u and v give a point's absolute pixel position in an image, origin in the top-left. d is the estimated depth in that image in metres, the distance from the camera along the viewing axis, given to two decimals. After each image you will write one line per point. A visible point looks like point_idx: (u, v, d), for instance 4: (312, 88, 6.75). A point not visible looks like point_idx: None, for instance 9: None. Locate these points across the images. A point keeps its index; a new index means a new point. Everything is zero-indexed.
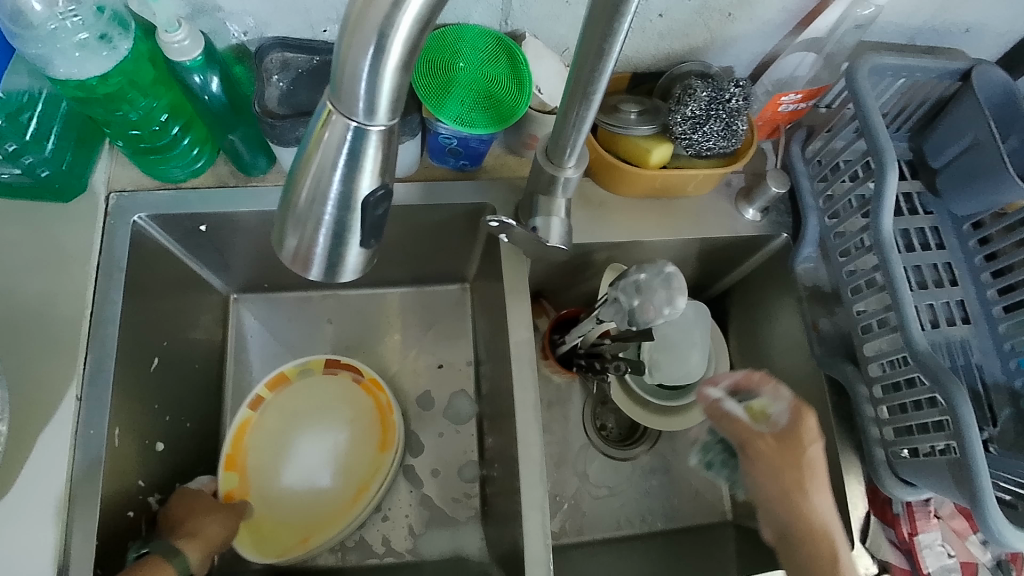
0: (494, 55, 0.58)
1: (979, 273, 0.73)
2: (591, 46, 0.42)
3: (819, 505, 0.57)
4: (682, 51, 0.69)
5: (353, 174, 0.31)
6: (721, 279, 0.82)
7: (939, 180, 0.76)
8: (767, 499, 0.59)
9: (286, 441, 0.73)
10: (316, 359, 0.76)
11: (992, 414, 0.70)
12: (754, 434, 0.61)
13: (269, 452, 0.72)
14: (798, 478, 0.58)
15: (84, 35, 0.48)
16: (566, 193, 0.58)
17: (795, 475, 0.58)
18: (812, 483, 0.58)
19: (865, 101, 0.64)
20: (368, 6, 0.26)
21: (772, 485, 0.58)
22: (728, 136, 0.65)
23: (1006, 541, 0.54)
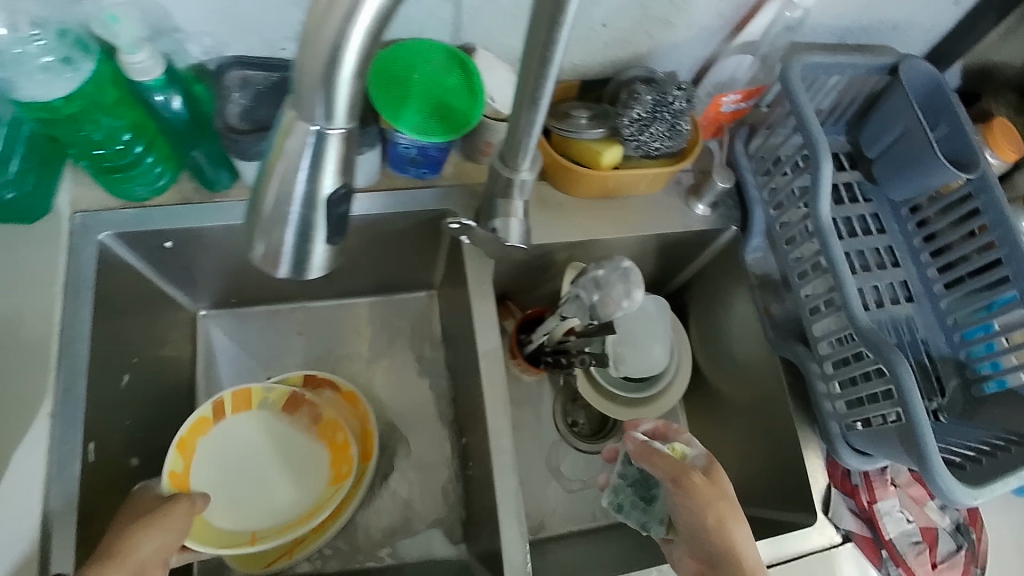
0: (447, 66, 0.61)
1: (919, 253, 0.78)
2: (534, 54, 0.46)
3: (739, 538, 0.57)
4: (627, 57, 0.73)
5: (315, 175, 0.33)
6: (679, 274, 0.86)
7: (877, 169, 0.80)
8: (696, 533, 0.58)
9: (248, 447, 0.73)
10: (293, 375, 0.76)
11: (940, 385, 0.74)
12: (686, 467, 0.59)
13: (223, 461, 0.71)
14: (723, 512, 0.58)
15: (48, 58, 0.50)
16: (523, 195, 0.61)
17: (720, 510, 0.58)
18: (733, 518, 0.58)
19: (798, 98, 0.68)
20: (322, 23, 0.28)
21: (702, 519, 0.57)
22: (674, 137, 0.69)
23: (953, 496, 0.58)
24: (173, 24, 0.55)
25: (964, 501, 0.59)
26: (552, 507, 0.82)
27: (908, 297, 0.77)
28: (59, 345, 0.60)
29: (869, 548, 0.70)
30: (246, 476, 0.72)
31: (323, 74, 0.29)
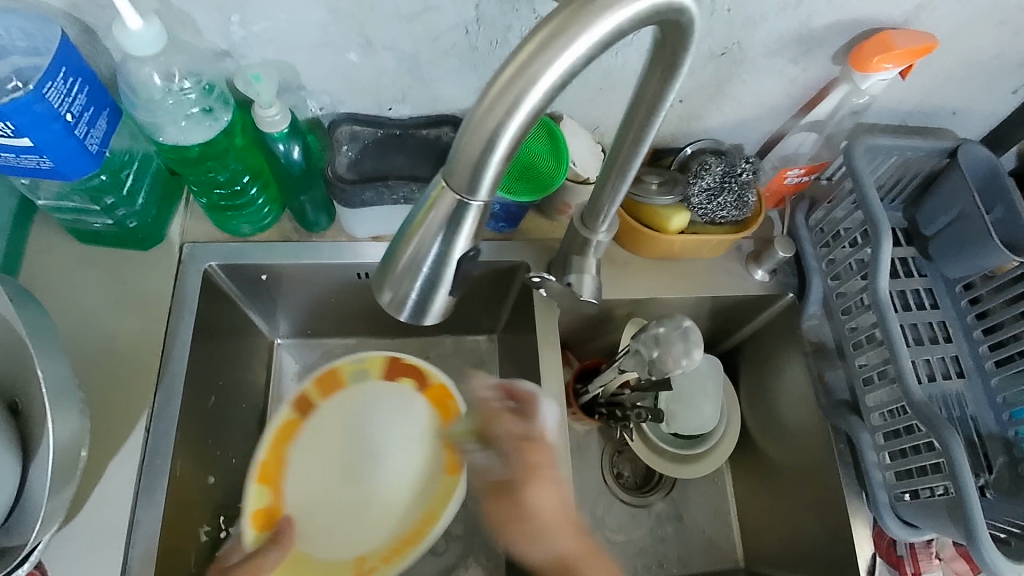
0: (536, 134, 0.67)
1: (971, 330, 0.80)
2: (631, 133, 0.50)
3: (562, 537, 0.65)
4: (698, 129, 0.77)
5: (451, 238, 0.38)
6: (732, 334, 0.88)
7: (931, 246, 0.83)
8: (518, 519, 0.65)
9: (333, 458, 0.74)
10: (375, 361, 0.77)
11: (988, 462, 0.75)
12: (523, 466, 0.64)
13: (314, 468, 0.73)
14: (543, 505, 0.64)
15: (194, 108, 0.57)
16: (598, 254, 0.65)
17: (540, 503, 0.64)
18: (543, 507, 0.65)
19: (863, 178, 0.72)
20: (486, 114, 0.33)
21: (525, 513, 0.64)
22: (740, 207, 0.73)
23: (999, 572, 0.60)
24: (301, 82, 0.62)
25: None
26: None
27: (959, 372, 0.79)
28: (161, 364, 0.65)
29: None
30: (347, 485, 0.73)
31: (479, 154, 0.34)
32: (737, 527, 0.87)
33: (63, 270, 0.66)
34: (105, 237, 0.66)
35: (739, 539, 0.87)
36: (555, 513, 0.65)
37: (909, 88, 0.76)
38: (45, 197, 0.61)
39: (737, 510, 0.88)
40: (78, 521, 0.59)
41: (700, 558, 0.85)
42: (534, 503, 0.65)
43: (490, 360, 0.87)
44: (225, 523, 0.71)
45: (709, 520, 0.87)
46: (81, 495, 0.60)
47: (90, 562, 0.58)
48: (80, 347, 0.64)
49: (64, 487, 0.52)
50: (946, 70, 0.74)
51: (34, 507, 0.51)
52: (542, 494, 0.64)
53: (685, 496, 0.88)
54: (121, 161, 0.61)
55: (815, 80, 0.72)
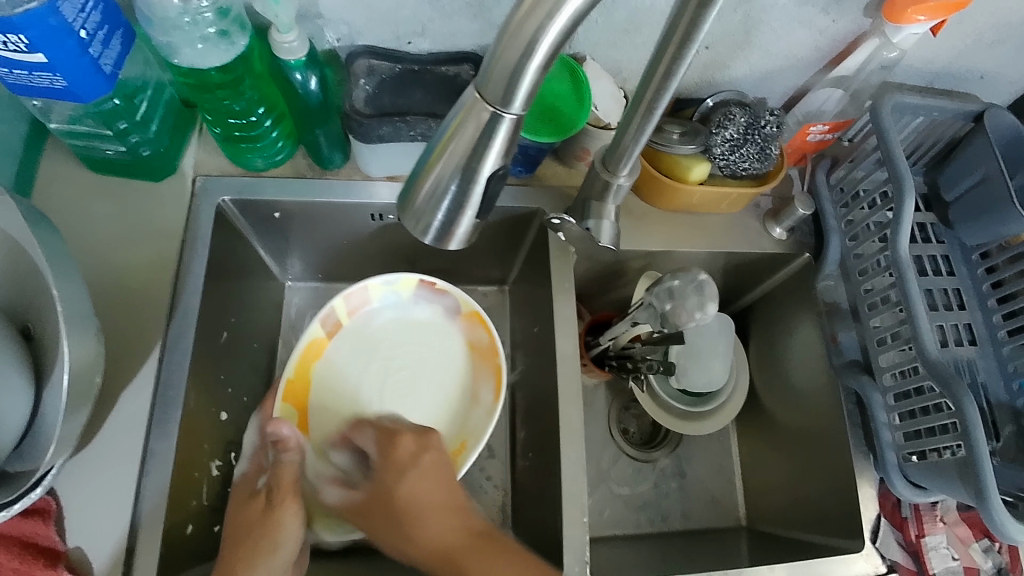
0: (558, 74, 0.65)
1: (986, 299, 0.79)
2: (661, 68, 0.49)
3: (429, 535, 0.59)
4: (723, 81, 0.76)
5: (481, 155, 0.37)
6: (746, 294, 0.88)
7: (951, 212, 0.82)
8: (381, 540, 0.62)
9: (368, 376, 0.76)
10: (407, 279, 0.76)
11: (996, 430, 0.75)
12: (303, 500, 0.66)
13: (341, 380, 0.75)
14: (376, 525, 0.62)
15: (210, 30, 0.55)
16: (617, 199, 0.64)
17: (378, 519, 0.62)
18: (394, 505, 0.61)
19: (889, 135, 0.70)
20: (525, 20, 0.32)
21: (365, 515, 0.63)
22: (762, 159, 0.72)
23: (1007, 531, 0.60)
24: (319, 10, 0.60)
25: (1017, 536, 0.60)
26: (598, 509, 0.82)
27: (972, 340, 0.78)
28: (174, 295, 0.64)
29: None
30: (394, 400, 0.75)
31: (516, 64, 0.33)
32: (740, 485, 0.87)
33: (76, 199, 0.65)
34: (118, 165, 0.65)
35: (742, 498, 0.87)
36: (439, 511, 0.61)
37: (940, 46, 0.74)
38: (58, 120, 0.59)
39: (741, 468, 0.88)
40: (90, 447, 0.59)
41: (704, 515, 0.85)
42: (413, 513, 0.60)
43: (501, 310, 0.86)
44: (236, 459, 0.71)
45: (713, 478, 0.87)
46: (93, 422, 0.60)
47: (104, 487, 0.58)
48: (95, 275, 0.63)
49: (77, 410, 0.52)
50: (978, 29, 0.72)
51: (46, 429, 0.51)
52: (416, 485, 0.62)
53: (691, 453, 0.88)
54: (134, 86, 0.59)
55: (845, 32, 0.69)
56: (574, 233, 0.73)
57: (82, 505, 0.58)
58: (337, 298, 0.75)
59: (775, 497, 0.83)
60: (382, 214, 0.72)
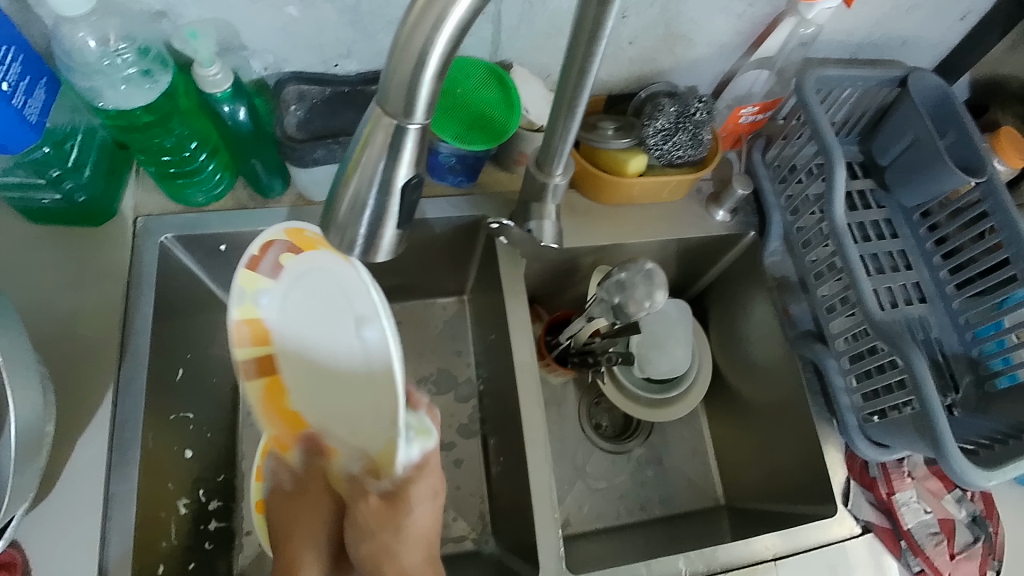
0: (486, 82, 0.66)
1: (931, 256, 0.81)
2: (576, 66, 0.50)
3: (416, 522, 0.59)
4: (651, 74, 0.77)
5: (393, 164, 0.38)
6: (701, 278, 0.90)
7: (888, 176, 0.83)
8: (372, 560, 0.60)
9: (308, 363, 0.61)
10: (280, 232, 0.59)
11: (954, 381, 0.76)
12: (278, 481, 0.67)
13: (301, 373, 0.61)
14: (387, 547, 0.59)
15: (131, 70, 0.56)
16: (555, 199, 0.66)
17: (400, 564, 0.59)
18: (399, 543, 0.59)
19: (813, 109, 0.72)
20: (413, 32, 0.33)
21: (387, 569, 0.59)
22: (695, 146, 0.74)
23: (968, 478, 0.61)
24: (241, 41, 0.61)
25: (978, 483, 0.61)
26: (577, 505, 0.83)
27: (922, 298, 0.80)
28: (123, 338, 0.64)
29: (889, 537, 0.73)
30: (320, 405, 0.61)
31: (411, 74, 0.34)
32: (715, 466, 0.89)
33: (12, 252, 0.65)
34: (54, 214, 0.65)
35: (718, 478, 0.88)
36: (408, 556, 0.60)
37: (857, 18, 0.76)
38: None
39: (715, 449, 0.89)
40: (50, 500, 0.59)
41: (682, 499, 0.86)
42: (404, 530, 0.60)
43: (459, 321, 0.90)
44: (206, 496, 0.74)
45: (688, 462, 0.88)
46: (51, 472, 0.60)
47: (65, 539, 0.58)
48: (37, 326, 0.63)
49: (28, 462, 0.52)
50: None
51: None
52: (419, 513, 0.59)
53: (663, 441, 0.89)
54: (63, 132, 0.60)
55: (761, 14, 0.71)
56: (517, 236, 0.75)
57: (47, 558, 0.57)
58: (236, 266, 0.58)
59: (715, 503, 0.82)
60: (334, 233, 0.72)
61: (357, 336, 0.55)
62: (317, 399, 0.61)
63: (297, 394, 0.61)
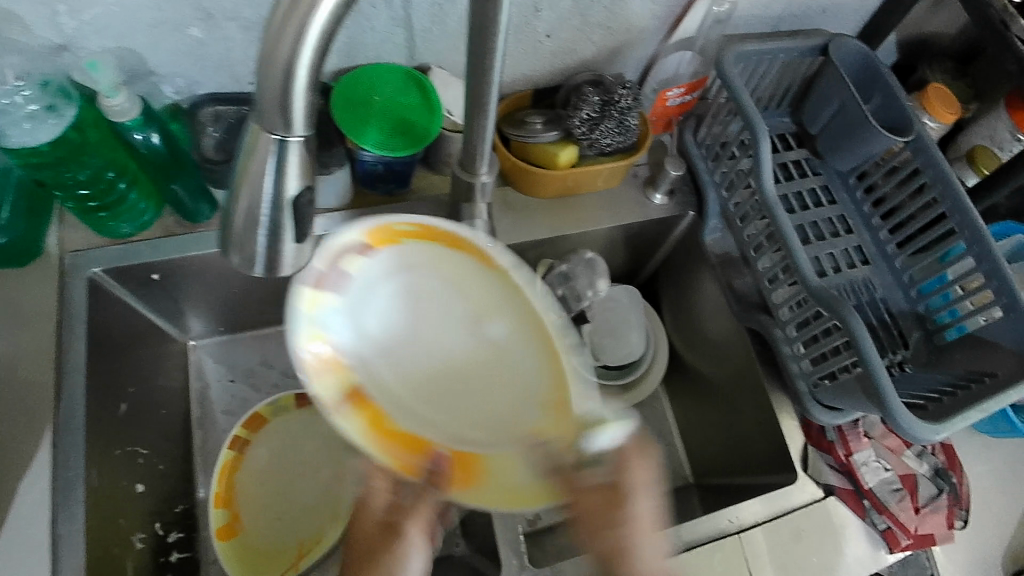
0: (404, 87, 0.65)
1: (871, 218, 0.82)
2: (478, 63, 0.50)
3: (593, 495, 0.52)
4: (575, 64, 0.77)
5: (280, 178, 0.37)
6: (648, 263, 0.90)
7: (820, 143, 0.84)
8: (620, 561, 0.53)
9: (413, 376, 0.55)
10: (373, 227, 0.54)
11: (903, 338, 0.77)
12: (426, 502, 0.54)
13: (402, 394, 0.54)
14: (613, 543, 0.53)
15: (33, 107, 0.54)
16: (485, 197, 0.66)
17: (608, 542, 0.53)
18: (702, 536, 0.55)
19: (734, 84, 0.72)
20: (276, 44, 0.33)
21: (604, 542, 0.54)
22: (623, 132, 0.74)
23: (918, 434, 0.61)
24: (148, 67, 0.61)
25: (927, 437, 0.62)
26: None
27: (865, 260, 0.80)
28: (57, 378, 0.63)
29: (852, 498, 0.73)
30: (455, 410, 0.54)
31: (281, 86, 0.34)
32: (681, 446, 0.89)
33: None
34: None
35: (685, 458, 0.89)
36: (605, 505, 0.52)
37: None
38: None
39: (679, 429, 0.90)
40: None
41: None
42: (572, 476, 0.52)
43: None
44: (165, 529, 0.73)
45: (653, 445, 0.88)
46: None
47: None
48: None
49: None
50: None
51: None
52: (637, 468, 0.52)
53: None
54: None
55: None
56: None
57: None
58: (353, 233, 0.53)
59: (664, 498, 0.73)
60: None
61: (473, 326, 0.56)
62: (433, 396, 0.55)
63: (398, 410, 0.53)
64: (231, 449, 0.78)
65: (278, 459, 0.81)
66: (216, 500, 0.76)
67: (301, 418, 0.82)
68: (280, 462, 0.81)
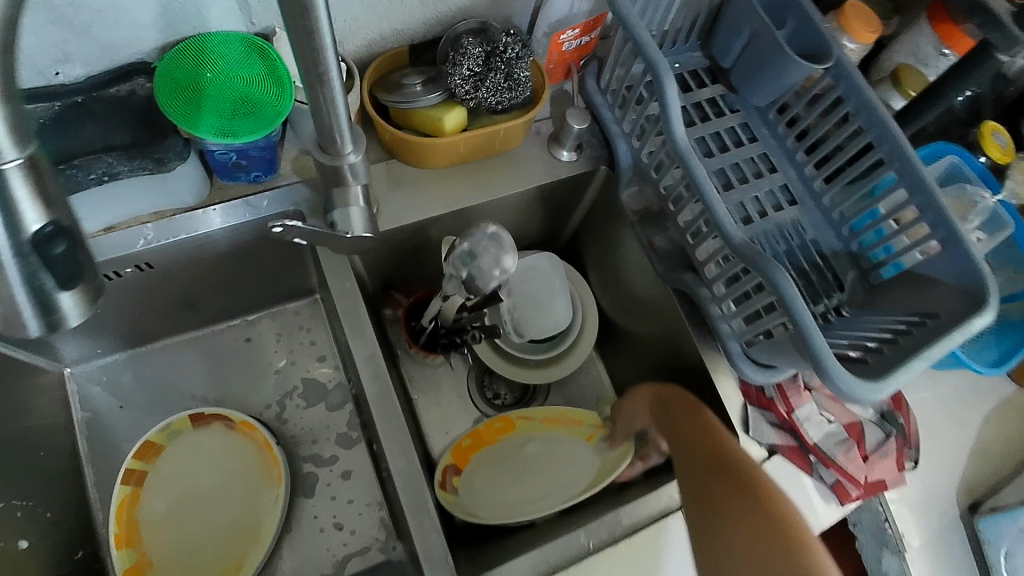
0: (245, 59, 0.56)
1: (794, 154, 0.75)
2: (299, 28, 0.41)
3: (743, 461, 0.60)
4: (452, 13, 0.68)
5: None
6: (569, 221, 0.83)
7: (734, 78, 0.77)
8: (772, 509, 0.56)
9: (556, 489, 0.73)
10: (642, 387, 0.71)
11: (839, 280, 0.71)
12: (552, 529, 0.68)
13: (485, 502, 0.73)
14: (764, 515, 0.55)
15: None
16: (359, 180, 0.57)
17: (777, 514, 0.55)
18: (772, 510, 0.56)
19: (631, 21, 0.64)
20: None
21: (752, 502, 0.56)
22: (513, 87, 0.66)
23: (858, 394, 0.56)
24: None
25: (867, 397, 0.56)
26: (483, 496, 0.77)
27: (791, 200, 0.74)
28: None
29: (795, 455, 0.69)
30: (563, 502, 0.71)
31: None
32: None
33: None
34: None
35: None
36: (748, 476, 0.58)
37: None
38: None
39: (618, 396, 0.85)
40: None
41: None
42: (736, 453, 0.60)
43: (317, 323, 0.83)
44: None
45: None
46: None
47: None
48: None
49: None
50: None
51: None
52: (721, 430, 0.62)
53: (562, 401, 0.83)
54: None
55: None
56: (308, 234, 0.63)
57: None
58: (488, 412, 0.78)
59: (542, 488, 0.74)
60: (143, 264, 0.64)
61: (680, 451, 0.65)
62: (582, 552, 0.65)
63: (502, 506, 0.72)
64: (125, 485, 0.71)
65: (184, 485, 0.73)
66: (117, 542, 0.69)
67: (199, 438, 0.75)
68: (187, 488, 0.73)
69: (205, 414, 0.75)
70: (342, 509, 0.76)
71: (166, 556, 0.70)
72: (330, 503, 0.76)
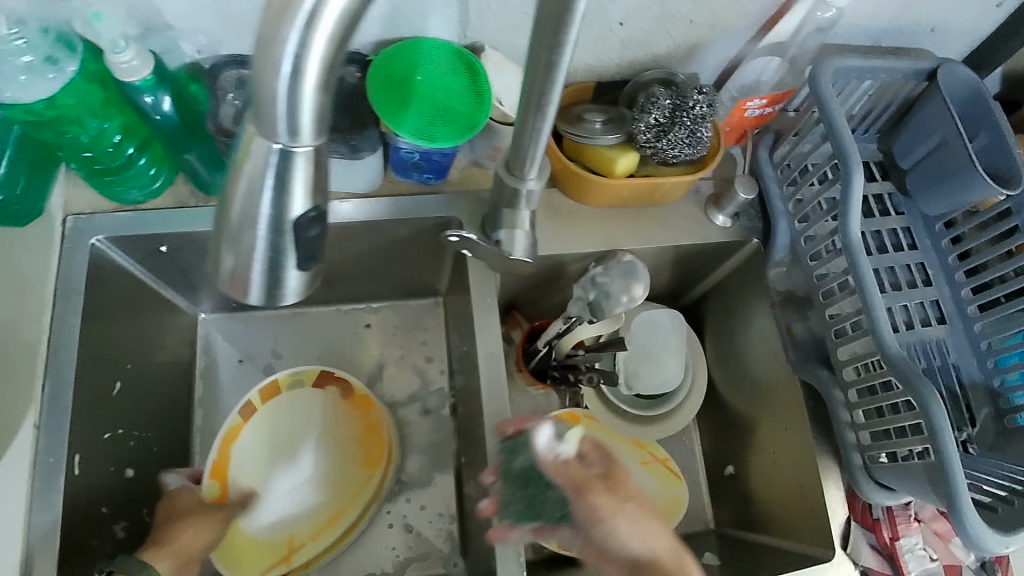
0: (452, 67, 0.57)
1: (952, 272, 0.72)
2: (539, 58, 0.42)
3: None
4: (645, 60, 0.68)
5: (283, 197, 0.32)
6: (697, 285, 0.82)
7: (909, 180, 0.74)
8: None
9: None
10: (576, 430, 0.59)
11: (970, 415, 0.68)
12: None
13: None
14: None
15: (28, 58, 0.48)
16: (530, 206, 0.58)
17: None
18: None
19: (829, 105, 0.63)
20: (283, 30, 0.27)
21: None
22: (694, 144, 0.65)
23: (985, 546, 0.53)
24: (166, 21, 0.54)
25: (997, 549, 0.53)
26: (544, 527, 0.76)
27: (940, 318, 0.71)
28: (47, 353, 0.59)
29: None
30: None
31: (289, 82, 0.28)
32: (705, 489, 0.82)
33: None
34: None
35: (708, 499, 0.81)
36: None
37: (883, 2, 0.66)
38: None
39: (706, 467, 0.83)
40: None
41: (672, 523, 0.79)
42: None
43: (435, 324, 0.83)
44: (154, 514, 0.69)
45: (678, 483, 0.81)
46: None
47: None
48: None
49: None
50: None
51: None
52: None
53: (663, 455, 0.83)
54: None
55: None
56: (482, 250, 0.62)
57: None
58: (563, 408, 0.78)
59: None
60: None
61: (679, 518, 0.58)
62: None
63: None
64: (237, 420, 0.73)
65: (288, 437, 0.74)
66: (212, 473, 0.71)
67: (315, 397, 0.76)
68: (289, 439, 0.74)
69: (331, 375, 0.77)
70: (415, 510, 0.75)
71: (253, 501, 0.71)
72: (406, 501, 0.75)
